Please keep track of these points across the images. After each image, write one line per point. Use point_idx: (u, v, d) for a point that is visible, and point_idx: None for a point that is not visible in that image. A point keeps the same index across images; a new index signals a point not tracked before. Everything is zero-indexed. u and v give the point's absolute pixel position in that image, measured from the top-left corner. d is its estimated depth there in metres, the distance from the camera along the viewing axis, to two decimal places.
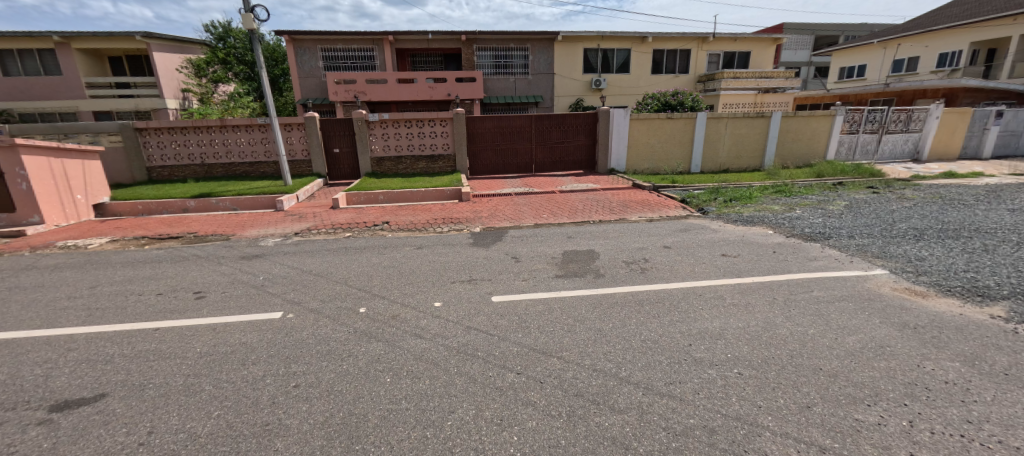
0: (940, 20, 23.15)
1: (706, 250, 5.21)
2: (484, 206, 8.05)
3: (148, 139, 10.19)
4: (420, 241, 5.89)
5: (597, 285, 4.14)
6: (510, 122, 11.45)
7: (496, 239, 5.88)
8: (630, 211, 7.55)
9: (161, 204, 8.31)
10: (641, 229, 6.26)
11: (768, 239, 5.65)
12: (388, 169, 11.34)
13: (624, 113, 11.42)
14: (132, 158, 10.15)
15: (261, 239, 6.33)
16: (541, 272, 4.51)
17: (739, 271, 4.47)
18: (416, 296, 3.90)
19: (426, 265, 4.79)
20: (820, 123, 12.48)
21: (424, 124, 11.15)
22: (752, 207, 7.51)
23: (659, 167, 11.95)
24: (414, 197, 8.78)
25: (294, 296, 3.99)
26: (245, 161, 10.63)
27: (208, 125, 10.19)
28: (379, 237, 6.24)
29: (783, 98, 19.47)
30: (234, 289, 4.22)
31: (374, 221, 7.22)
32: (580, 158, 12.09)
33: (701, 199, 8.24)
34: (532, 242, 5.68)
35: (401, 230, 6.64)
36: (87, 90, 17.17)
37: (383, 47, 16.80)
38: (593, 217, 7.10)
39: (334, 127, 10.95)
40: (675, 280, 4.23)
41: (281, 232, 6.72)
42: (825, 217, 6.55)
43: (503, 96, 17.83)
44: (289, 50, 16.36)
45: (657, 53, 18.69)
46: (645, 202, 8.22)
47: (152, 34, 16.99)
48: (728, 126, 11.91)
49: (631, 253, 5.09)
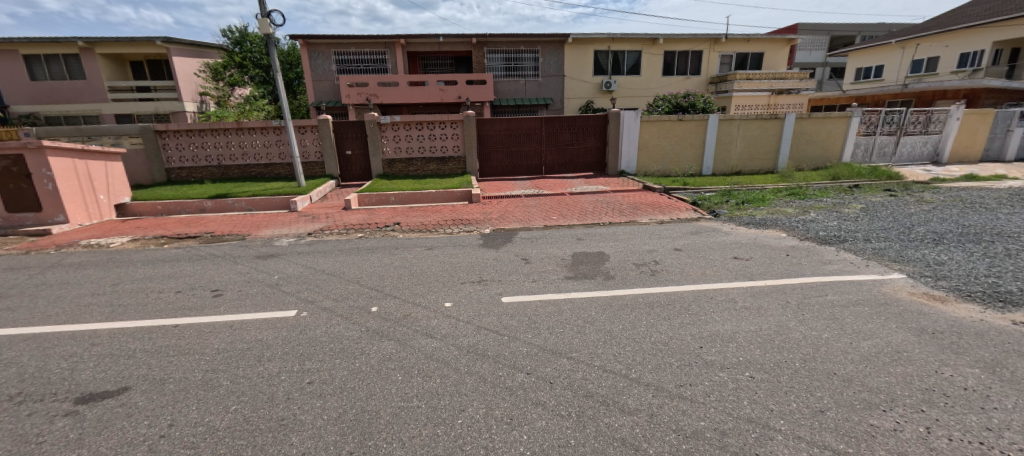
0: (962, 19, 22.62)
1: (717, 253, 5.17)
2: (494, 208, 8.09)
3: (168, 141, 10.45)
4: (430, 242, 5.94)
5: (606, 286, 4.15)
6: (521, 124, 11.47)
7: (506, 241, 5.92)
8: (641, 213, 7.53)
9: (179, 204, 8.51)
10: (651, 231, 6.24)
11: (782, 242, 5.58)
12: (399, 171, 11.46)
13: (635, 114, 11.37)
14: (152, 160, 10.41)
15: (276, 239, 6.45)
16: (551, 274, 4.52)
17: (751, 273, 4.44)
18: (427, 295, 3.94)
19: (437, 266, 4.83)
20: (835, 124, 12.29)
21: (435, 126, 11.24)
22: (764, 210, 7.41)
23: (670, 169, 11.87)
24: (425, 198, 8.88)
25: (307, 294, 4.06)
26: (260, 162, 10.83)
27: (225, 127, 10.42)
28: (390, 237, 6.31)
29: (797, 100, 19.09)
30: (250, 287, 4.31)
31: (385, 222, 7.31)
32: (590, 159, 12.06)
33: (712, 201, 8.18)
34: (542, 244, 5.67)
35: (412, 231, 6.70)
36: (109, 94, 17.68)
37: (394, 51, 16.98)
38: (603, 219, 7.11)
39: (346, 129, 11.09)
40: (684, 282, 4.20)
41: (294, 232, 6.83)
42: (840, 220, 6.45)
43: (513, 97, 17.87)
44: (302, 53, 16.60)
45: (669, 55, 18.55)
46: (655, 205, 8.17)
47: (171, 39, 17.39)
48: (740, 128, 11.80)
49: (641, 255, 5.08)
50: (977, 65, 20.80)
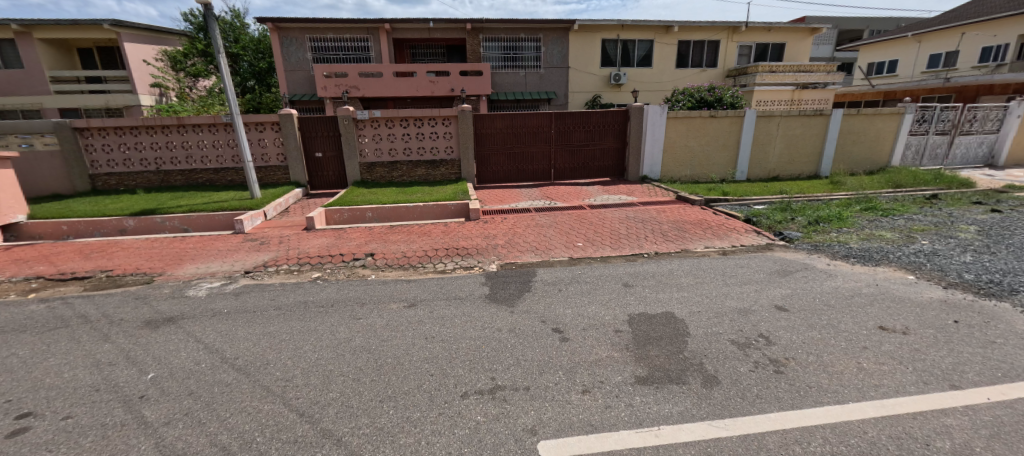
0: (988, 9, 21.06)
1: (847, 316, 3.41)
2: (499, 229, 6.29)
3: (92, 141, 8.47)
4: (414, 292, 4.11)
5: (715, 408, 2.33)
6: (526, 120, 9.64)
7: (522, 290, 4.08)
8: (690, 237, 5.79)
9: (92, 224, 6.61)
10: (723, 271, 4.52)
11: (923, 293, 3.87)
12: (380, 177, 9.56)
13: (661, 109, 9.57)
14: (71, 163, 8.38)
15: (197, 281, 4.58)
16: (610, 370, 2.70)
17: (943, 371, 2.66)
18: (398, 440, 2.12)
19: (421, 347, 3.03)
20: (885, 122, 10.72)
21: (422, 123, 9.35)
22: (851, 233, 5.71)
23: (699, 174, 10.20)
24: (410, 215, 7.09)
25: (176, 435, 2.19)
26: (208, 166, 8.87)
27: (163, 124, 8.45)
28: (358, 281, 4.51)
29: (824, 95, 17.36)
30: (89, 407, 2.44)
31: (355, 251, 5.47)
32: (606, 163, 10.29)
33: (774, 219, 6.50)
34: (577, 297, 3.88)
35: (389, 269, 4.87)
36: (52, 85, 15.49)
37: (378, 37, 15.01)
38: (645, 248, 5.39)
39: (316, 126, 9.17)
40: (850, 395, 2.42)
41: (228, 268, 4.97)
42: (974, 253, 4.74)
43: (512, 91, 16.07)
44: (273, 39, 14.56)
45: (683, 45, 16.83)
46: (703, 224, 6.42)
47: (122, 22, 15.24)
48: (780, 126, 10.12)
49: (736, 322, 3.32)
50: (1001, 60, 19.00)
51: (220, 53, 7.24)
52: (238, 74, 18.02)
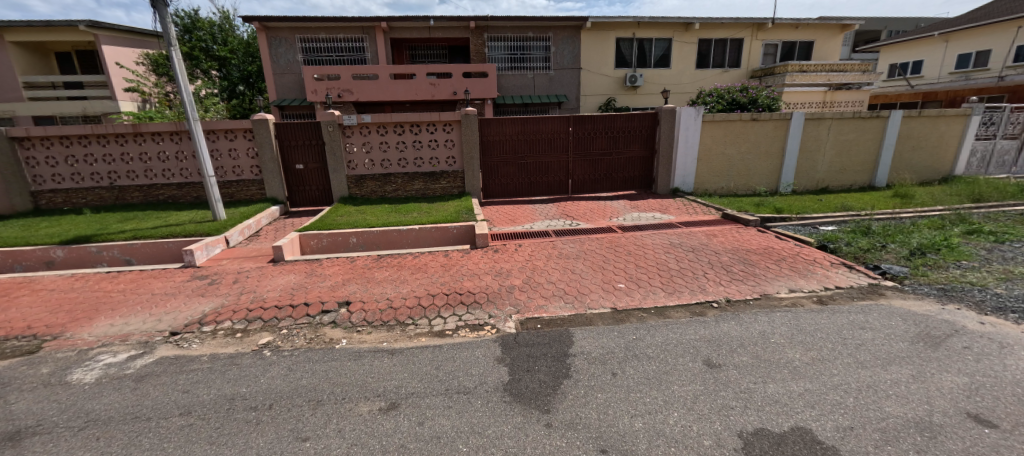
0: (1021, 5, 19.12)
1: None
2: (514, 262, 4.99)
3: (34, 152, 7.26)
4: (398, 376, 2.79)
5: None
6: (538, 125, 8.35)
7: (560, 374, 2.75)
8: (764, 274, 4.45)
9: (10, 255, 5.37)
10: (840, 335, 3.17)
11: None
12: (371, 191, 8.29)
13: (696, 112, 8.26)
14: (9, 178, 7.17)
15: (99, 350, 3.29)
16: None
17: None
18: None
19: None
20: (948, 125, 9.34)
21: (419, 129, 8.08)
22: (977, 269, 4.35)
23: (738, 185, 8.86)
24: (402, 240, 5.80)
25: None
26: (170, 181, 7.62)
27: (116, 132, 7.22)
28: (321, 350, 3.20)
29: (858, 96, 15.97)
30: None
31: (327, 295, 4.17)
32: (631, 173, 8.98)
33: (861, 246, 5.16)
34: (645, 390, 2.55)
35: (368, 328, 3.56)
36: (25, 91, 14.43)
37: (375, 37, 13.83)
38: (709, 292, 4.04)
39: (296, 134, 7.92)
40: None
41: (151, 326, 3.67)
42: None
43: (519, 95, 14.84)
44: (261, 40, 13.42)
45: (703, 44, 15.55)
46: (771, 253, 5.08)
47: (99, 24, 14.19)
48: (831, 129, 8.78)
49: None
50: None
51: (174, 48, 5.97)
52: (226, 78, 16.86)
